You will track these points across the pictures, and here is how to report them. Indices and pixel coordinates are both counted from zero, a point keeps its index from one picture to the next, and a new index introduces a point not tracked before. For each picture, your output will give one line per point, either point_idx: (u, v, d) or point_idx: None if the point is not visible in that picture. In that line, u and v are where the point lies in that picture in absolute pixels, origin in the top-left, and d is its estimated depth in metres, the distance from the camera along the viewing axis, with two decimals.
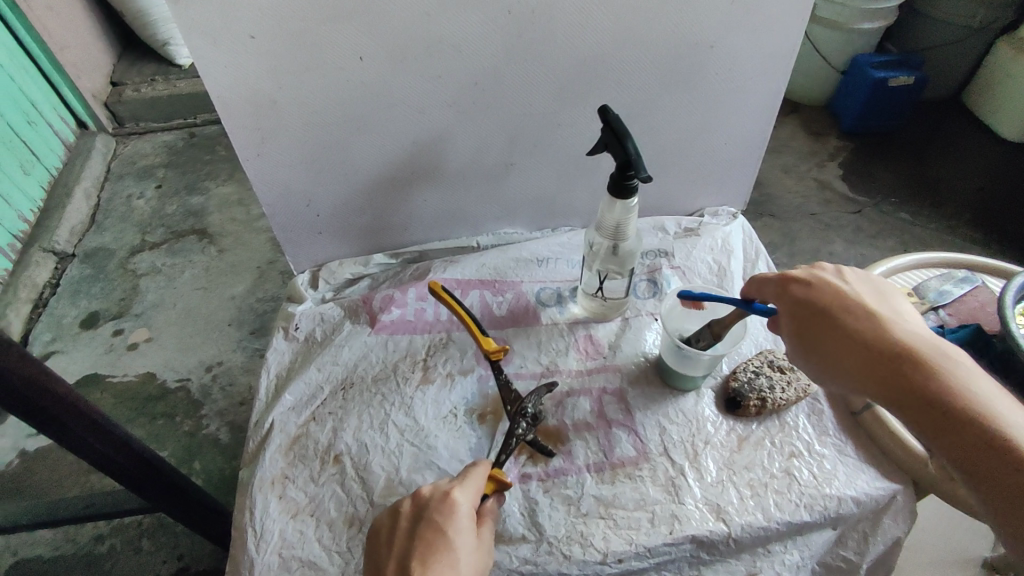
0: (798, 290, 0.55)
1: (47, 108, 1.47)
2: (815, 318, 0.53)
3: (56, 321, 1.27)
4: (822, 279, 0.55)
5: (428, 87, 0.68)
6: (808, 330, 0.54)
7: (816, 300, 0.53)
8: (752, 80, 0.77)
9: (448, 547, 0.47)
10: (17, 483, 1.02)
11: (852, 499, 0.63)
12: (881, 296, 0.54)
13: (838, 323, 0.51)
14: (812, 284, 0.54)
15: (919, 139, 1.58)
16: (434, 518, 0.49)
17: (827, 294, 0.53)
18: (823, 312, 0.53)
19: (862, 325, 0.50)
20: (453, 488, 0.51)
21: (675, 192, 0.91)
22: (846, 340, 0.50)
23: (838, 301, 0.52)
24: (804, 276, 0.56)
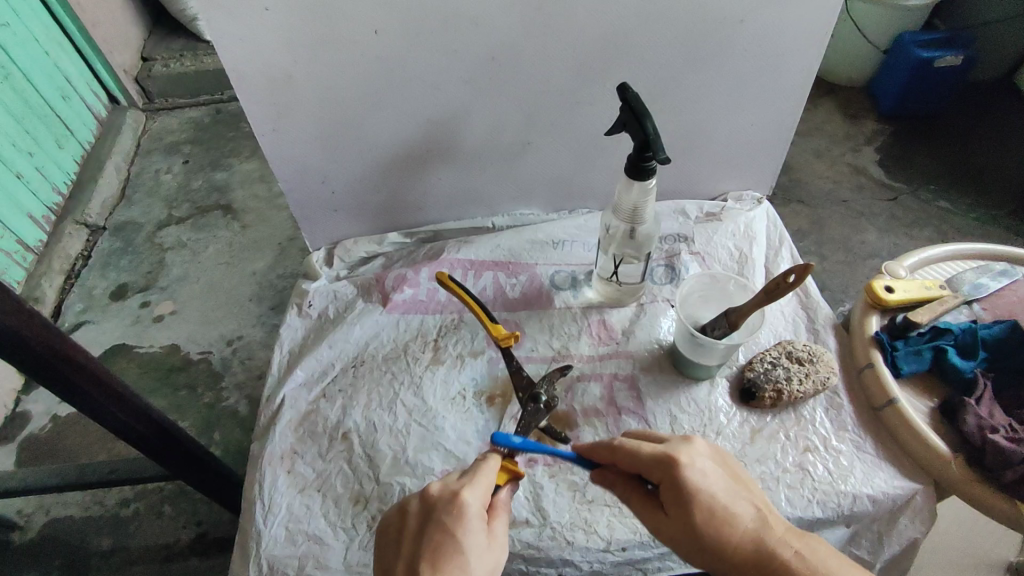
0: (668, 500, 0.49)
1: (80, 82, 1.49)
2: (691, 535, 0.48)
3: (87, 291, 1.30)
4: (686, 485, 0.48)
5: (443, 62, 0.66)
6: (685, 547, 0.49)
7: (692, 523, 0.48)
8: (783, 58, 0.73)
9: (457, 551, 0.45)
10: (49, 446, 1.06)
11: (867, 497, 0.62)
12: (733, 481, 0.50)
13: (721, 552, 0.48)
14: (679, 498, 0.49)
15: (963, 123, 1.50)
16: (443, 521, 0.47)
17: (700, 510, 0.48)
18: (700, 539, 0.48)
19: (743, 550, 0.47)
20: (463, 488, 0.48)
21: (698, 174, 0.88)
22: (722, 558, 0.48)
23: (711, 521, 0.48)
24: (670, 479, 0.49)
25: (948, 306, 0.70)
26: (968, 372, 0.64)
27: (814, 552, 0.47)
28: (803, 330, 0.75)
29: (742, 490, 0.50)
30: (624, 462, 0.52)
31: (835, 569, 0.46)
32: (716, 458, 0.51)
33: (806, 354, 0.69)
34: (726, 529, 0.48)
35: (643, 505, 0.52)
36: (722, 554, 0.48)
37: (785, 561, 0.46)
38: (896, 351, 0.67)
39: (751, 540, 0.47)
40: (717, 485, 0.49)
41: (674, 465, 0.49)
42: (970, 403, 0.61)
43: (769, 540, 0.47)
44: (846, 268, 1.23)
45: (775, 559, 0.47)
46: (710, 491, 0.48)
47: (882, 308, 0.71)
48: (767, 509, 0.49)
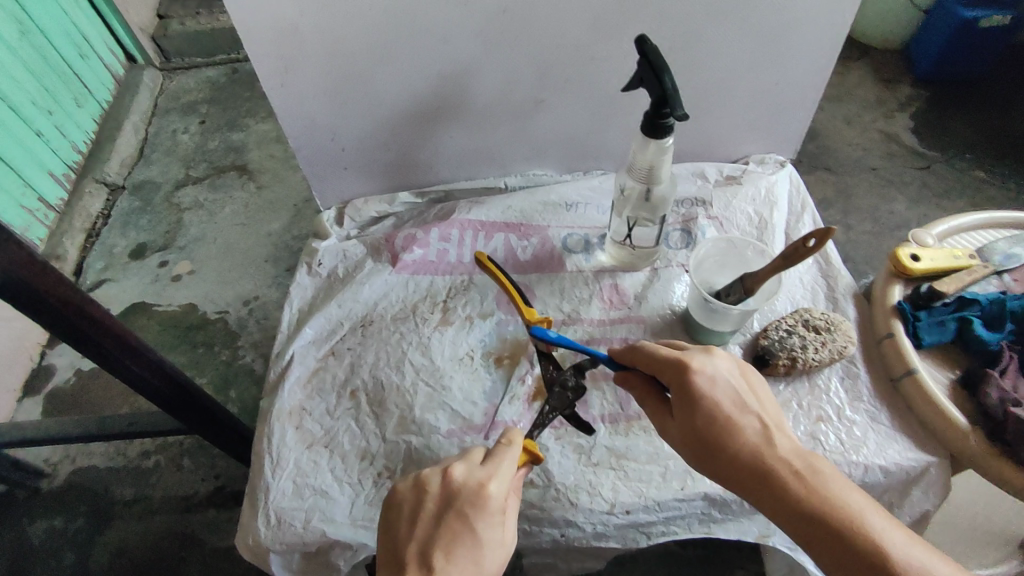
0: (675, 401, 0.50)
1: (98, 41, 1.48)
2: (691, 436, 0.49)
3: (107, 250, 1.32)
4: (693, 387, 0.49)
5: (454, 13, 0.64)
6: (687, 452, 0.50)
7: (694, 427, 0.49)
8: (813, 12, 0.69)
9: (474, 543, 0.46)
10: (74, 399, 1.09)
11: (879, 468, 0.60)
12: (745, 392, 0.50)
13: (720, 461, 0.48)
14: (686, 400, 0.49)
15: (1005, 89, 1.43)
16: (465, 510, 0.47)
17: (702, 416, 0.49)
18: (700, 442, 0.49)
19: (742, 459, 0.47)
20: (488, 480, 0.49)
21: (718, 136, 0.85)
22: (723, 467, 0.48)
23: (712, 426, 0.48)
24: (679, 382, 0.50)
25: (976, 276, 0.67)
26: (993, 345, 0.61)
27: (819, 477, 0.46)
28: (821, 298, 0.73)
29: (755, 403, 0.50)
30: (645, 360, 0.53)
31: (838, 493, 0.45)
32: (735, 371, 0.51)
33: (823, 322, 0.67)
34: (725, 437, 0.48)
35: (656, 409, 0.53)
36: (719, 462, 0.48)
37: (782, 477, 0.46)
38: (918, 321, 0.65)
39: (752, 452, 0.47)
40: (725, 394, 0.49)
41: (685, 369, 0.50)
42: (993, 375, 0.59)
43: (771, 454, 0.47)
44: (871, 239, 1.20)
45: (772, 475, 0.46)
46: (716, 397, 0.49)
47: (906, 277, 0.69)
48: (776, 427, 0.49)
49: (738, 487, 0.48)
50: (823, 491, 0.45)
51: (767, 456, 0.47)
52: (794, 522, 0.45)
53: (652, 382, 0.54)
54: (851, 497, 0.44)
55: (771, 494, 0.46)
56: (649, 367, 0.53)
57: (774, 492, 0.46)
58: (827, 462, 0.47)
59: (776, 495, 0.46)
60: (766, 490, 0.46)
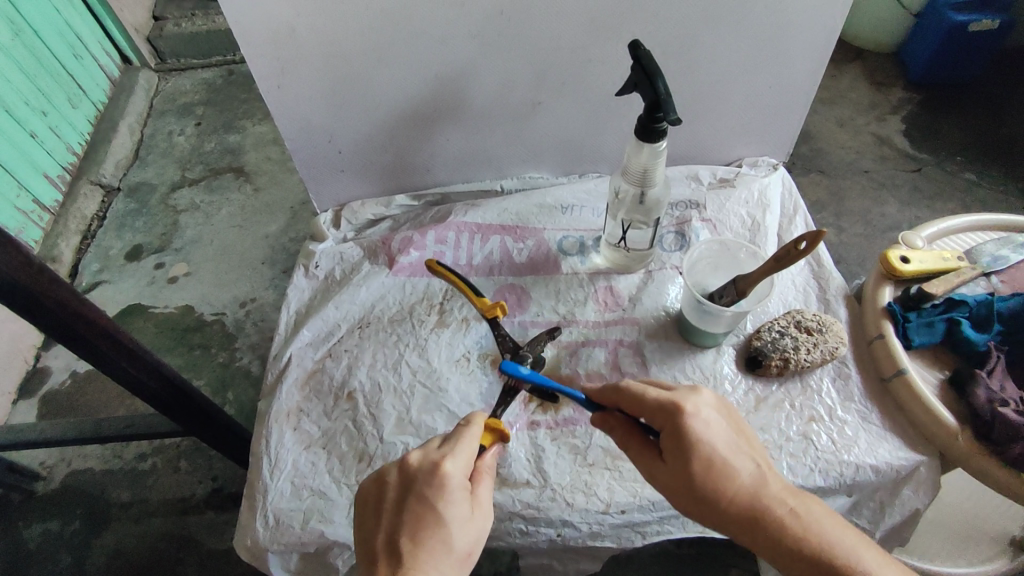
0: (667, 450, 0.50)
1: (93, 42, 1.48)
2: (686, 484, 0.49)
3: (103, 252, 1.32)
4: (689, 436, 0.49)
5: (450, 16, 0.64)
6: (679, 497, 0.51)
7: (689, 474, 0.49)
8: (806, 16, 0.70)
9: (439, 524, 0.46)
10: (69, 401, 1.09)
11: (870, 467, 0.61)
12: (735, 433, 0.51)
13: (716, 506, 0.49)
14: (681, 448, 0.49)
15: (996, 92, 1.44)
16: (425, 494, 0.47)
17: (699, 463, 0.49)
18: (695, 491, 0.49)
19: (738, 504, 0.48)
20: (444, 459, 0.48)
21: (712, 139, 0.86)
22: (719, 511, 0.49)
23: (709, 473, 0.49)
24: (673, 429, 0.49)
25: (964, 278, 0.68)
26: (980, 345, 0.63)
27: (810, 514, 0.48)
28: (814, 299, 0.74)
29: (744, 444, 0.50)
30: (631, 403, 0.52)
31: (828, 532, 0.47)
32: (721, 410, 0.52)
33: (815, 324, 0.68)
34: (720, 483, 0.48)
35: (642, 453, 0.53)
36: (714, 507, 0.49)
37: (777, 518, 0.47)
38: (908, 322, 0.66)
39: (747, 495, 0.48)
40: (720, 439, 0.49)
41: (680, 415, 0.49)
42: (981, 376, 0.60)
43: (764, 496, 0.48)
44: (864, 241, 1.21)
45: (768, 517, 0.48)
46: (712, 442, 0.49)
47: (896, 279, 0.70)
48: (766, 466, 0.50)
49: (733, 529, 0.49)
50: (816, 530, 0.47)
51: (763, 498, 0.48)
52: (790, 561, 0.47)
53: (635, 425, 0.54)
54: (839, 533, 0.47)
55: (765, 536, 0.48)
56: (637, 410, 0.52)
57: (771, 532, 0.47)
58: (812, 497, 0.49)
59: (770, 538, 0.47)
60: (763, 533, 0.48)
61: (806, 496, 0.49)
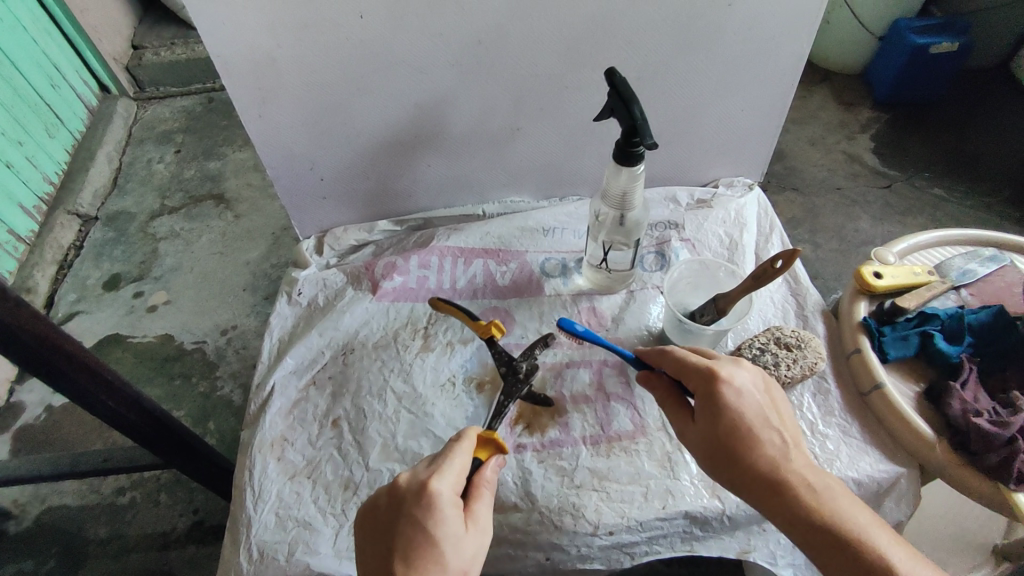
0: (701, 409, 0.52)
1: (69, 71, 1.48)
2: (711, 445, 0.51)
3: (80, 281, 1.30)
4: (723, 398, 0.50)
5: (430, 45, 0.66)
6: (704, 458, 0.52)
7: (716, 436, 0.50)
8: (772, 41, 0.73)
9: (431, 544, 0.45)
10: (44, 437, 1.06)
11: (852, 481, 0.62)
12: (770, 407, 0.52)
13: (737, 470, 0.50)
14: (714, 410, 0.51)
15: (958, 110, 1.50)
16: (413, 514, 0.47)
17: (728, 426, 0.50)
18: (720, 452, 0.50)
19: (760, 473, 0.49)
20: (431, 478, 0.48)
21: (688, 161, 0.88)
22: (739, 476, 0.50)
23: (736, 436, 0.50)
24: (709, 392, 0.51)
25: (936, 292, 0.70)
26: (954, 357, 0.64)
27: (828, 493, 0.48)
28: (792, 316, 0.75)
29: (777, 417, 0.51)
30: (675, 365, 0.55)
31: (845, 512, 0.47)
32: (759, 384, 0.53)
33: (794, 339, 0.69)
34: (745, 450, 0.49)
35: (676, 411, 0.54)
36: (736, 474, 0.50)
37: (799, 493, 0.48)
38: (883, 336, 0.68)
39: (771, 467, 0.49)
40: (752, 408, 0.50)
41: (718, 380, 0.51)
42: (955, 387, 0.61)
43: (787, 469, 0.49)
44: (839, 256, 1.24)
45: (787, 488, 0.48)
46: (743, 409, 0.50)
47: (870, 294, 0.72)
48: (794, 443, 0.50)
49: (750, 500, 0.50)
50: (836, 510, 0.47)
51: (785, 471, 0.49)
52: (801, 531, 0.47)
53: (674, 387, 0.56)
54: (857, 517, 0.47)
55: (781, 509, 0.48)
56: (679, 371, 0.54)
57: (787, 502, 0.48)
58: (835, 480, 0.49)
59: (787, 510, 0.48)
60: (777, 503, 0.48)
61: (829, 478, 0.50)
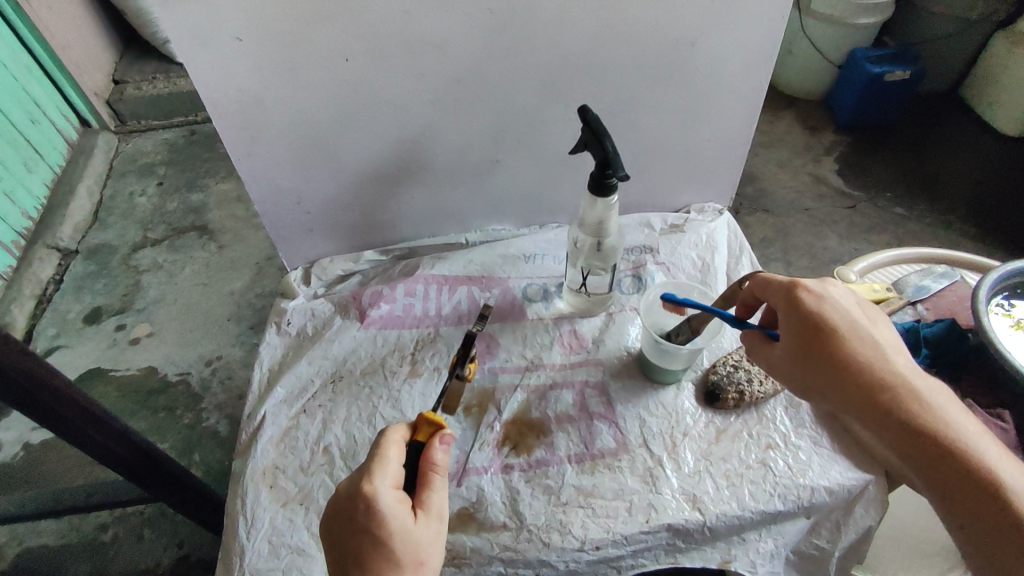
0: (798, 322, 0.56)
1: (50, 107, 1.49)
2: (818, 351, 0.55)
3: (60, 316, 1.30)
4: (820, 309, 0.55)
5: (413, 85, 0.69)
6: (800, 367, 0.56)
7: (815, 344, 0.55)
8: (733, 77, 0.78)
9: (378, 544, 0.46)
10: (24, 474, 1.05)
11: (825, 489, 0.65)
12: (864, 321, 0.56)
13: (838, 373, 0.54)
14: (812, 320, 0.55)
15: (915, 134, 1.58)
16: (354, 520, 0.47)
17: (828, 333, 0.55)
18: (819, 359, 0.55)
19: (860, 377, 0.53)
20: (364, 483, 0.48)
21: (661, 188, 0.92)
22: (839, 380, 0.54)
23: (836, 343, 0.54)
24: (805, 305, 0.56)
25: (893, 307, 0.74)
26: None
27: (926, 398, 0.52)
28: None
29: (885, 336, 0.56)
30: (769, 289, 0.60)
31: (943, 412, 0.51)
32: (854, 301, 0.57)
33: None
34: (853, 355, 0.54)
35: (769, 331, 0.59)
36: (841, 377, 0.54)
37: (903, 398, 0.52)
38: None
39: (871, 370, 0.53)
40: (846, 318, 0.55)
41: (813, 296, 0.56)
42: None
43: (895, 375, 0.53)
44: (809, 274, 1.29)
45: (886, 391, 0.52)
46: (838, 319, 0.55)
47: None
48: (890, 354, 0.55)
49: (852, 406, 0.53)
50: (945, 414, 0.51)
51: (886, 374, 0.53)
52: (903, 432, 0.51)
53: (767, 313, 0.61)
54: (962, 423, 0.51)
55: (886, 413, 0.52)
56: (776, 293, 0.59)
57: (887, 403, 0.52)
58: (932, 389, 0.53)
59: (892, 414, 0.52)
60: (880, 403, 0.52)
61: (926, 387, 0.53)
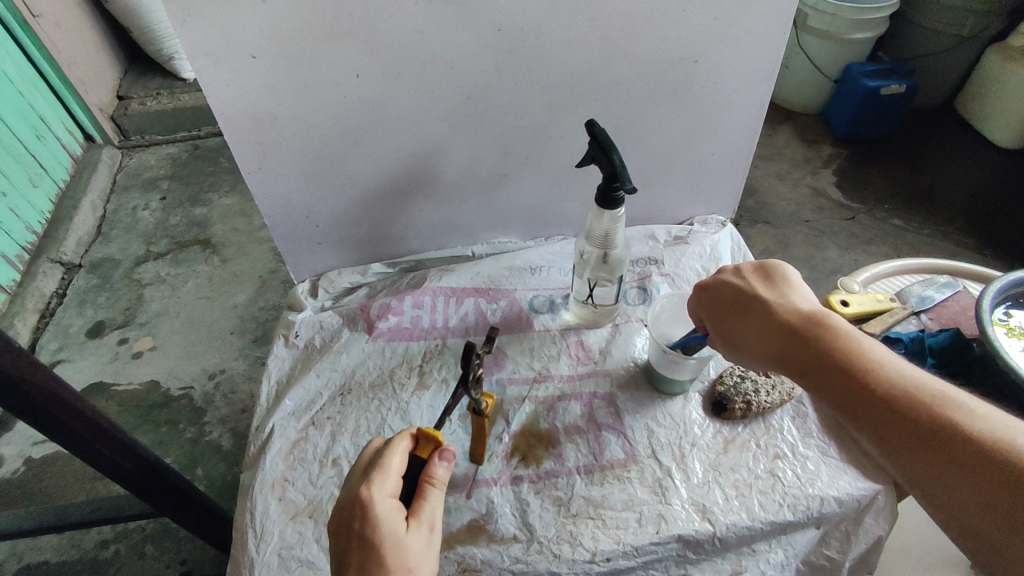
0: (706, 308, 0.62)
1: (55, 122, 1.50)
2: (732, 314, 0.59)
3: (63, 330, 1.30)
4: (717, 291, 0.61)
5: (423, 101, 0.70)
6: (726, 350, 0.61)
7: (722, 322, 0.60)
8: (736, 93, 0.79)
9: (373, 549, 0.45)
10: (25, 489, 1.05)
11: (834, 499, 0.65)
12: (763, 285, 0.59)
13: (745, 342, 0.58)
14: (714, 303, 0.61)
15: (911, 147, 1.60)
16: (352, 526, 0.47)
17: (727, 309, 0.60)
18: (729, 335, 0.59)
19: (760, 338, 0.56)
20: (363, 489, 0.49)
21: (665, 201, 0.93)
22: (749, 348, 0.57)
23: (736, 315, 0.59)
24: (708, 291, 0.62)
25: (898, 317, 0.75)
26: None
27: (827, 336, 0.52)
28: None
29: (796, 288, 0.58)
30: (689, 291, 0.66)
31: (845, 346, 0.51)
32: (756, 272, 0.61)
33: None
34: (762, 310, 0.57)
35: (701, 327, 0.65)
36: (755, 332, 0.57)
37: (802, 343, 0.53)
38: None
39: (768, 326, 0.56)
40: (740, 289, 0.60)
41: (712, 282, 0.62)
42: None
43: (794, 319, 0.55)
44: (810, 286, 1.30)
45: (785, 341, 0.54)
46: (733, 292, 0.60)
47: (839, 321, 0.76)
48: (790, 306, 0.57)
49: (769, 356, 0.55)
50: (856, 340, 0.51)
51: (781, 326, 0.55)
52: (813, 375, 0.52)
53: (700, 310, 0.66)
54: (877, 349, 0.51)
55: (795, 357, 0.53)
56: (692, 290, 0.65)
57: (789, 353, 0.54)
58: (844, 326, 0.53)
59: (799, 355, 0.53)
60: (787, 357, 0.54)
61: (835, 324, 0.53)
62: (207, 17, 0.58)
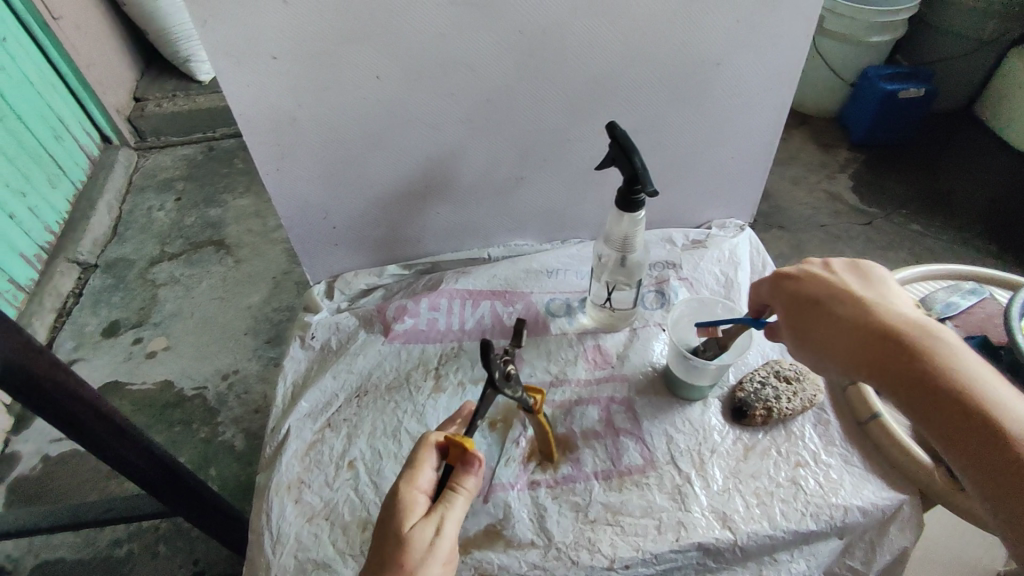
0: (790, 301, 0.58)
1: (73, 123, 1.52)
2: (820, 309, 0.55)
3: (78, 329, 1.30)
4: (805, 283, 0.57)
5: (443, 104, 0.70)
6: (804, 345, 0.56)
7: (807, 315, 0.56)
8: (757, 96, 0.79)
9: (382, 544, 0.47)
10: (40, 487, 1.05)
11: (858, 509, 0.64)
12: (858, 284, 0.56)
13: (832, 337, 0.54)
14: (801, 294, 0.57)
15: (930, 151, 1.59)
16: (379, 518, 0.49)
17: (815, 301, 0.56)
18: (815, 328, 0.55)
19: (851, 334, 0.52)
20: (395, 484, 0.51)
21: (683, 205, 0.92)
22: (836, 343, 0.53)
23: (825, 308, 0.55)
24: (794, 283, 0.58)
25: None
26: None
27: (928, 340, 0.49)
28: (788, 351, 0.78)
29: (892, 293, 0.55)
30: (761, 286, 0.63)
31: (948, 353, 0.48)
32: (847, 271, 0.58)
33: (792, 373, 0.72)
34: (858, 305, 0.53)
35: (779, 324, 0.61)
36: (846, 328, 0.53)
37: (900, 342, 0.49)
38: None
39: (861, 322, 0.52)
40: (832, 283, 0.56)
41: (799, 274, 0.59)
42: None
43: (894, 319, 0.51)
44: None
45: (881, 337, 0.50)
46: (824, 286, 0.56)
47: None
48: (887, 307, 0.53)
49: (856, 353, 0.51)
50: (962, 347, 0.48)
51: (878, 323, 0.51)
52: (904, 377, 0.48)
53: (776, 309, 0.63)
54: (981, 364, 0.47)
55: (889, 357, 0.49)
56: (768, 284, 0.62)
57: (882, 351, 0.50)
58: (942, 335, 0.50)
59: (895, 356, 0.49)
60: (877, 355, 0.50)
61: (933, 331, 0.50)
62: (230, 19, 0.58)
